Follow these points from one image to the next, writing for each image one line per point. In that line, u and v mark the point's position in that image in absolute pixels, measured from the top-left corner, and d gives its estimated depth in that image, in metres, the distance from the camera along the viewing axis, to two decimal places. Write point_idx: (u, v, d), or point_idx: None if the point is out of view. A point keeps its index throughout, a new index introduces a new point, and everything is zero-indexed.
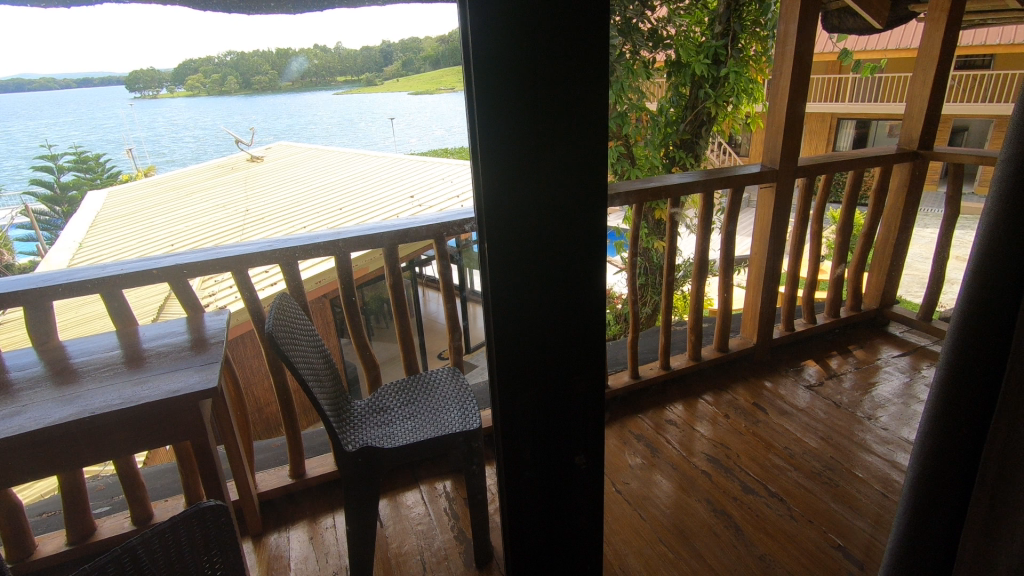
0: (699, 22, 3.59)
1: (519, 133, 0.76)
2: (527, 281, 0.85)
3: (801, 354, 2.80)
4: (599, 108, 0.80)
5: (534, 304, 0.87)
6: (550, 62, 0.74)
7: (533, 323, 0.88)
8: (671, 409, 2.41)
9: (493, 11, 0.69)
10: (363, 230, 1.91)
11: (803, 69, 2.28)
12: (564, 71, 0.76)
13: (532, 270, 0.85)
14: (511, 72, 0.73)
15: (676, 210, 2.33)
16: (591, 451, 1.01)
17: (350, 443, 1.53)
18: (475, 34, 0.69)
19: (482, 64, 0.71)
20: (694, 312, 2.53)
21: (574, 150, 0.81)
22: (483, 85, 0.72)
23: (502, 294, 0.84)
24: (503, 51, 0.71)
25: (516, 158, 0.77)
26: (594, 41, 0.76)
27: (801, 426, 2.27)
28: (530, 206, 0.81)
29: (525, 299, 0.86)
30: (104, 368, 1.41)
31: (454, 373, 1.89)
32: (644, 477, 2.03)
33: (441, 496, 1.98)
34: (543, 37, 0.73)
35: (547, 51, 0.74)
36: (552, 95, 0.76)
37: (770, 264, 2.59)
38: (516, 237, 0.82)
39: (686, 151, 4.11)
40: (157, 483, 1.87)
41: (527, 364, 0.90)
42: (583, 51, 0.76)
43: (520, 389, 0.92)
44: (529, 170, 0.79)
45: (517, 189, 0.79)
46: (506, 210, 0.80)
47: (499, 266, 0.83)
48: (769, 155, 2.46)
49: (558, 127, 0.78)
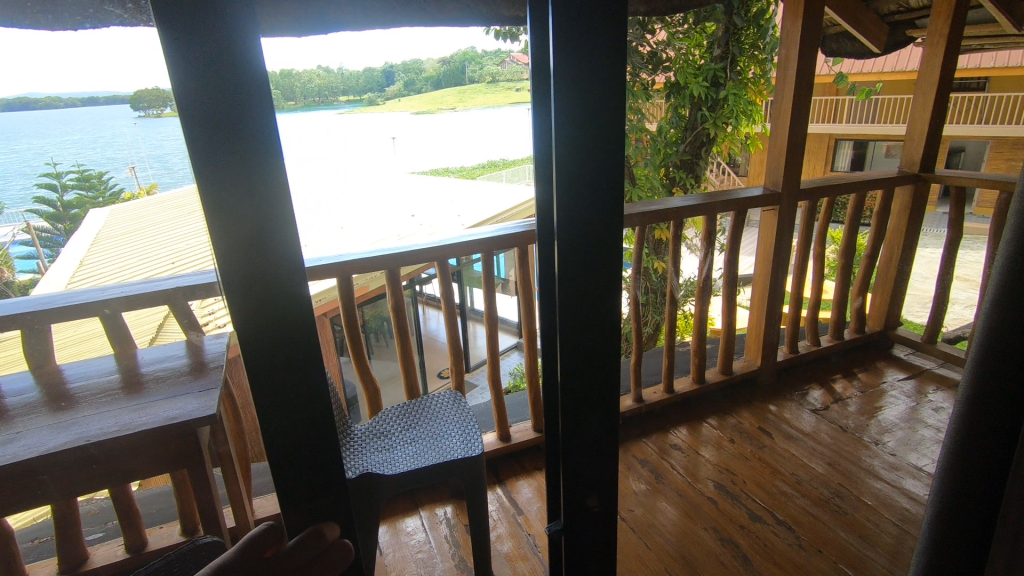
0: (698, 45, 3.69)
1: (238, 162, 0.75)
2: (276, 300, 0.83)
3: (805, 376, 2.76)
4: (620, 140, 0.83)
5: (291, 322, 0.84)
6: (570, 87, 0.78)
7: (295, 342, 0.86)
8: (675, 433, 2.38)
9: (190, 23, 0.69)
10: (362, 255, 1.84)
11: (805, 91, 2.29)
12: (596, 80, 0.78)
13: (280, 288, 0.82)
14: (228, 112, 0.74)
15: (679, 232, 2.31)
16: (604, 492, 0.99)
17: (351, 469, 1.50)
18: (169, 39, 0.69)
19: (188, 91, 0.72)
20: (697, 333, 2.49)
21: (594, 166, 0.82)
22: (193, 117, 0.72)
23: (247, 314, 0.82)
24: (212, 81, 0.72)
25: (242, 187, 0.76)
26: (619, 74, 0.79)
27: (806, 451, 2.23)
28: (263, 218, 0.79)
29: (277, 316, 0.83)
30: (101, 393, 1.38)
31: (455, 398, 1.86)
32: (649, 504, 1.98)
33: (442, 523, 1.89)
34: (564, 63, 0.77)
35: (563, 73, 0.77)
36: (573, 108, 0.79)
37: (774, 285, 2.57)
38: (256, 262, 0.80)
39: (685, 172, 4.17)
40: (152, 508, 1.85)
41: (290, 385, 0.88)
42: (609, 81, 0.79)
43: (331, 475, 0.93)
44: (264, 204, 0.78)
45: (249, 217, 0.78)
46: (236, 225, 0.78)
47: (240, 285, 0.81)
48: (772, 177, 2.45)
49: (577, 143, 0.80)
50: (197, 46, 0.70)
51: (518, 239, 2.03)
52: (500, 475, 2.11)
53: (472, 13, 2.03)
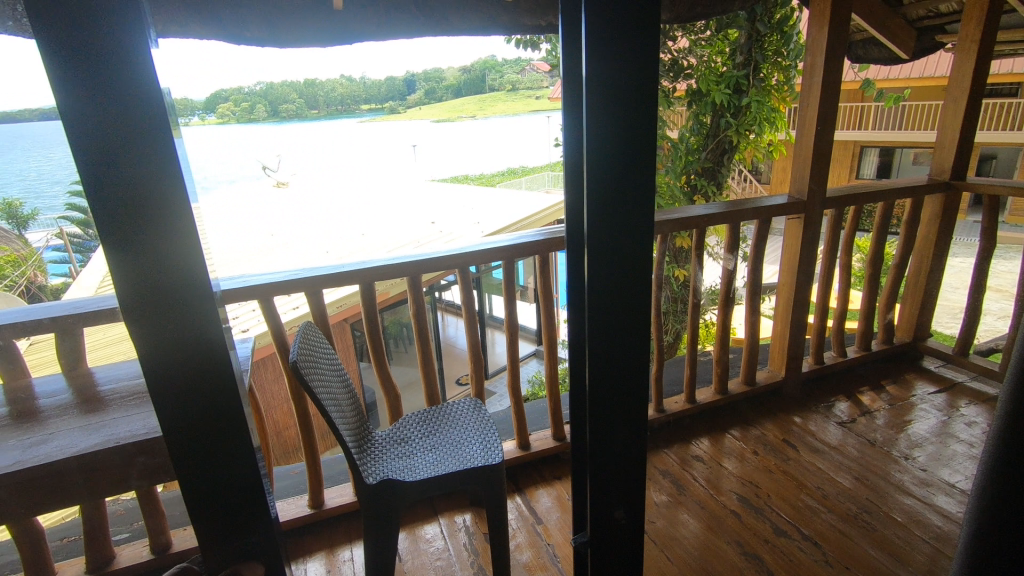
0: (720, 52, 3.68)
1: (130, 185, 0.78)
2: (177, 299, 0.85)
3: (831, 388, 2.70)
4: (652, 153, 0.82)
5: (195, 321, 0.87)
6: (603, 98, 0.78)
7: (201, 341, 0.88)
8: (697, 444, 2.34)
9: (79, 56, 0.72)
10: (385, 262, 1.85)
11: (831, 99, 2.25)
12: (627, 90, 0.78)
13: (181, 289, 0.85)
14: (121, 140, 0.76)
15: (701, 241, 2.28)
16: (629, 504, 0.98)
17: (371, 475, 1.51)
18: (54, 66, 0.71)
19: (76, 118, 0.74)
20: (720, 342, 2.46)
21: (624, 176, 0.82)
22: (84, 143, 0.75)
23: (150, 316, 0.85)
24: (105, 111, 0.75)
25: (138, 211, 0.80)
26: (652, 85, 0.79)
27: (833, 465, 2.18)
28: (159, 223, 0.81)
29: (180, 317, 0.86)
30: (130, 396, 1.41)
31: (476, 405, 1.86)
32: (670, 516, 1.96)
33: (461, 531, 1.88)
34: (596, 74, 0.77)
35: (594, 84, 0.77)
36: (604, 117, 0.79)
37: (799, 295, 2.53)
38: (155, 281, 0.83)
39: (707, 179, 4.14)
40: (177, 510, 1.88)
41: (202, 383, 0.90)
42: (639, 90, 0.78)
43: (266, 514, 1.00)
44: (160, 227, 0.81)
45: (147, 238, 0.81)
46: (129, 234, 0.81)
47: (139, 290, 0.83)
48: (797, 185, 2.42)
49: (608, 153, 0.80)
50: (86, 78, 0.73)
51: (538, 246, 2.01)
52: (519, 483, 2.10)
53: (494, 23, 2.08)
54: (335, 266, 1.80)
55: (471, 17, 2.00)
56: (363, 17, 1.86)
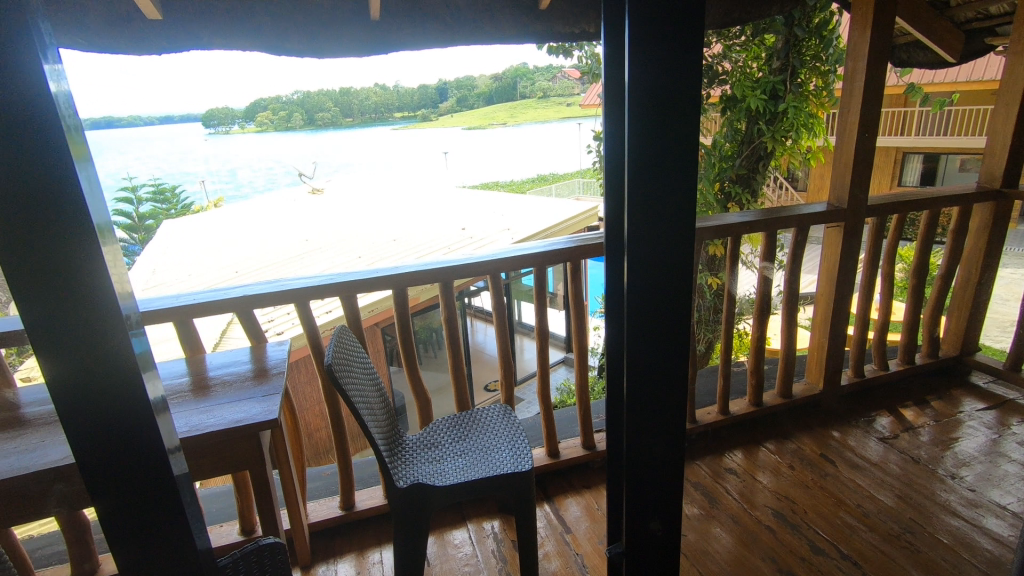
0: (756, 57, 3.64)
1: (32, 210, 0.57)
2: (102, 362, 0.63)
3: (872, 402, 2.61)
4: (694, 160, 0.81)
5: (113, 358, 0.63)
6: (645, 106, 0.78)
7: (124, 390, 0.65)
8: (731, 456, 2.29)
9: None
10: (418, 267, 1.87)
11: (873, 104, 2.19)
12: (671, 99, 0.78)
13: (88, 319, 0.61)
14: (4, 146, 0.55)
15: (736, 249, 2.24)
16: (667, 516, 0.98)
17: (402, 478, 1.52)
18: None
19: None
20: (755, 353, 2.41)
21: (666, 185, 0.82)
22: None
23: (60, 357, 0.62)
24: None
25: (42, 242, 0.58)
26: (693, 93, 0.78)
27: (873, 482, 2.11)
28: (63, 240, 0.58)
29: (93, 358, 0.63)
30: (174, 394, 1.46)
31: (506, 412, 1.86)
32: (702, 529, 1.92)
33: (490, 537, 1.88)
34: (637, 82, 0.77)
35: (637, 92, 0.77)
36: (647, 126, 0.79)
37: (838, 305, 2.45)
38: (72, 340, 0.62)
39: (742, 187, 4.07)
40: (214, 507, 1.94)
41: (116, 423, 0.66)
42: (682, 98, 0.78)
43: (177, 491, 0.71)
44: (70, 266, 0.59)
45: (55, 282, 0.59)
46: (28, 251, 0.58)
47: (43, 317, 0.60)
48: (837, 193, 2.35)
49: (651, 161, 0.80)
50: None
51: (569, 253, 2.00)
52: (548, 491, 2.09)
53: (528, 31, 2.07)
54: (369, 270, 1.83)
55: (503, 24, 2.01)
56: (399, 28, 1.90)
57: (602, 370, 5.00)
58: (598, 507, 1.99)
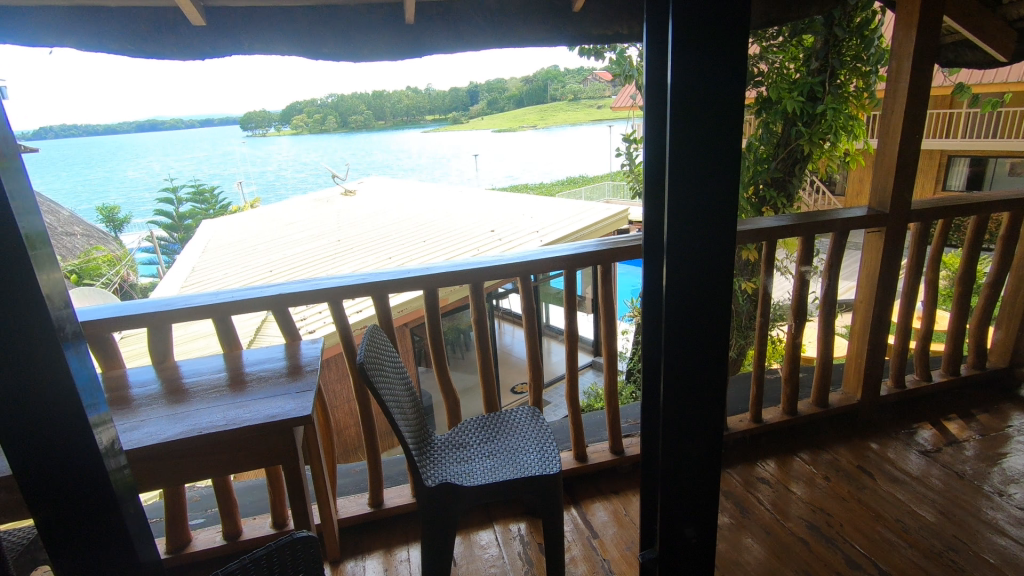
0: (793, 59, 3.57)
1: None
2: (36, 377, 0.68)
3: (913, 414, 2.52)
4: (735, 163, 0.81)
5: (46, 370, 0.68)
6: (686, 108, 0.79)
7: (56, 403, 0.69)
8: (763, 466, 2.24)
9: None
10: (449, 268, 1.88)
11: (919, 106, 2.12)
12: (713, 99, 0.79)
13: (21, 325, 0.66)
14: None
15: (771, 253, 2.19)
16: (702, 523, 0.97)
17: (431, 477, 1.53)
18: None
19: None
20: (790, 360, 2.35)
21: (706, 185, 0.82)
22: None
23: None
24: None
25: None
26: (735, 96, 0.79)
27: (914, 496, 2.03)
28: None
29: (28, 367, 0.67)
30: (211, 389, 1.51)
31: (534, 414, 1.86)
32: (732, 539, 1.88)
33: (516, 539, 1.88)
34: (679, 82, 0.78)
35: (678, 92, 0.78)
36: (688, 125, 0.80)
37: (878, 314, 2.37)
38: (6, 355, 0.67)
39: (776, 191, 4.00)
40: (248, 500, 1.99)
41: (48, 432, 0.70)
42: (724, 98, 0.79)
43: (116, 499, 0.75)
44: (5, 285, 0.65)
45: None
46: None
47: None
48: (879, 198, 2.28)
49: (692, 161, 0.81)
50: None
51: (598, 256, 1.99)
52: (575, 495, 2.08)
53: (561, 33, 2.06)
54: (400, 271, 1.85)
55: (535, 26, 2.00)
56: (433, 31, 1.92)
57: (631, 374, 4.95)
58: (626, 513, 1.97)
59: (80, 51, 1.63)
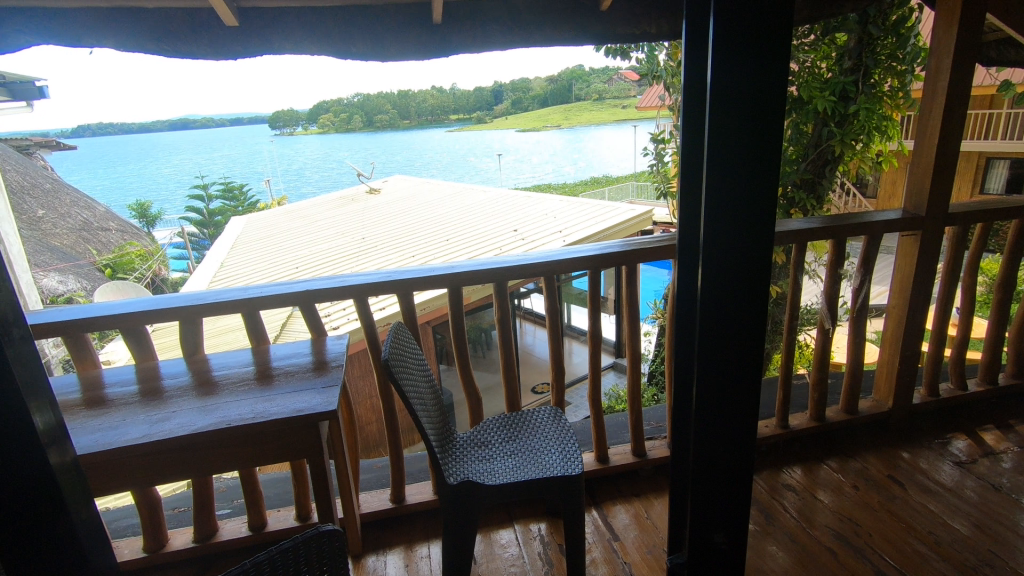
0: (825, 57, 3.50)
1: None
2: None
3: (947, 424, 2.44)
4: (775, 162, 0.80)
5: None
6: (725, 108, 0.78)
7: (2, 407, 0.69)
8: (789, 472, 2.20)
9: None
10: (473, 266, 1.89)
11: (958, 106, 2.05)
12: (752, 101, 0.77)
13: None
14: None
15: (799, 257, 2.14)
16: (731, 530, 0.95)
17: (453, 475, 1.54)
18: None
19: None
20: (819, 366, 2.30)
21: (745, 186, 0.81)
22: None
23: None
24: None
25: None
26: (777, 94, 0.77)
27: (947, 508, 1.97)
28: None
29: None
30: (240, 382, 1.54)
31: (556, 415, 1.85)
32: (757, 546, 1.85)
33: (536, 539, 1.88)
34: (718, 81, 0.77)
35: (717, 90, 0.77)
36: (728, 124, 0.78)
37: (912, 319, 2.30)
38: None
39: (806, 193, 3.87)
40: (272, 492, 2.02)
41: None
42: (765, 97, 0.77)
43: (66, 507, 0.74)
44: None
45: None
46: None
47: None
48: (913, 200, 2.21)
49: (732, 162, 0.80)
50: None
51: (623, 256, 1.97)
52: (596, 497, 2.07)
53: (587, 32, 2.04)
54: (424, 269, 1.86)
55: (562, 26, 1.99)
56: (460, 31, 1.93)
57: (653, 376, 4.91)
58: (647, 516, 1.95)
59: (118, 51, 1.68)
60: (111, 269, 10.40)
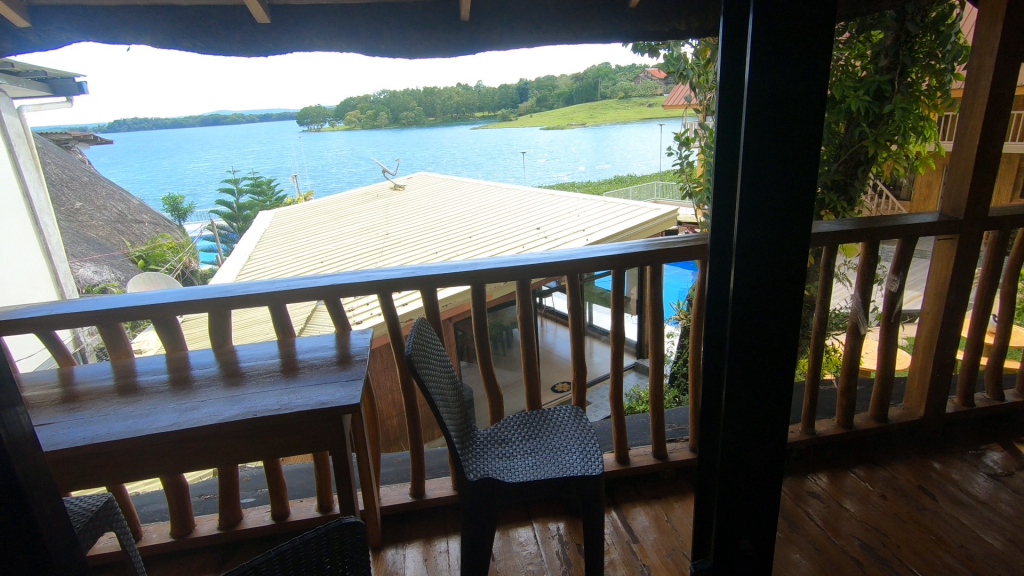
0: (860, 56, 3.41)
1: None
2: None
3: (981, 434, 2.36)
4: (811, 162, 0.78)
5: None
6: (761, 106, 0.76)
7: None
8: (814, 479, 2.16)
9: None
10: (496, 264, 1.88)
11: (1001, 105, 1.98)
12: (788, 99, 0.76)
13: None
14: None
15: (830, 260, 2.10)
16: (757, 534, 0.94)
17: (473, 472, 1.54)
18: None
19: None
20: (848, 371, 2.24)
21: (780, 186, 0.79)
22: None
23: None
24: None
25: None
26: (815, 93, 0.75)
27: (980, 522, 1.91)
28: None
29: None
30: (266, 374, 1.57)
31: (577, 415, 1.84)
32: (779, 553, 1.82)
33: (554, 538, 1.87)
34: (755, 79, 0.75)
35: (753, 89, 0.76)
36: (764, 122, 0.77)
37: (947, 326, 2.23)
38: None
39: (838, 194, 3.78)
40: (295, 482, 2.06)
41: None
42: (803, 95, 0.76)
43: (25, 495, 0.61)
44: None
45: None
46: None
47: None
48: (951, 204, 2.14)
49: (768, 163, 0.78)
50: None
51: (648, 256, 1.95)
52: (615, 498, 2.06)
53: (617, 29, 2.02)
54: (449, 265, 1.86)
55: (592, 24, 1.98)
56: (488, 28, 1.92)
57: (675, 378, 4.86)
58: (668, 519, 1.94)
59: (156, 47, 1.73)
60: (144, 261, 10.69)
